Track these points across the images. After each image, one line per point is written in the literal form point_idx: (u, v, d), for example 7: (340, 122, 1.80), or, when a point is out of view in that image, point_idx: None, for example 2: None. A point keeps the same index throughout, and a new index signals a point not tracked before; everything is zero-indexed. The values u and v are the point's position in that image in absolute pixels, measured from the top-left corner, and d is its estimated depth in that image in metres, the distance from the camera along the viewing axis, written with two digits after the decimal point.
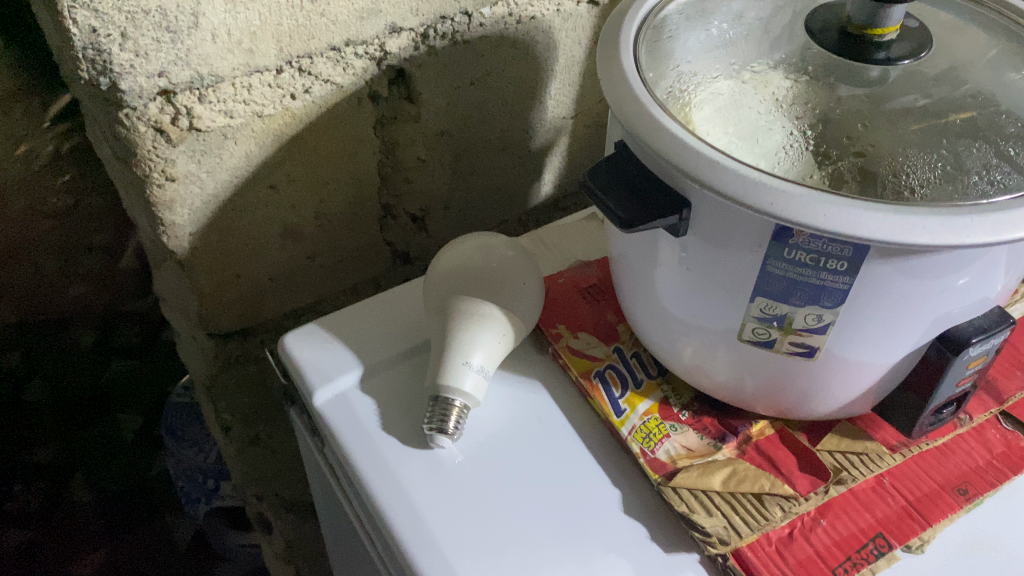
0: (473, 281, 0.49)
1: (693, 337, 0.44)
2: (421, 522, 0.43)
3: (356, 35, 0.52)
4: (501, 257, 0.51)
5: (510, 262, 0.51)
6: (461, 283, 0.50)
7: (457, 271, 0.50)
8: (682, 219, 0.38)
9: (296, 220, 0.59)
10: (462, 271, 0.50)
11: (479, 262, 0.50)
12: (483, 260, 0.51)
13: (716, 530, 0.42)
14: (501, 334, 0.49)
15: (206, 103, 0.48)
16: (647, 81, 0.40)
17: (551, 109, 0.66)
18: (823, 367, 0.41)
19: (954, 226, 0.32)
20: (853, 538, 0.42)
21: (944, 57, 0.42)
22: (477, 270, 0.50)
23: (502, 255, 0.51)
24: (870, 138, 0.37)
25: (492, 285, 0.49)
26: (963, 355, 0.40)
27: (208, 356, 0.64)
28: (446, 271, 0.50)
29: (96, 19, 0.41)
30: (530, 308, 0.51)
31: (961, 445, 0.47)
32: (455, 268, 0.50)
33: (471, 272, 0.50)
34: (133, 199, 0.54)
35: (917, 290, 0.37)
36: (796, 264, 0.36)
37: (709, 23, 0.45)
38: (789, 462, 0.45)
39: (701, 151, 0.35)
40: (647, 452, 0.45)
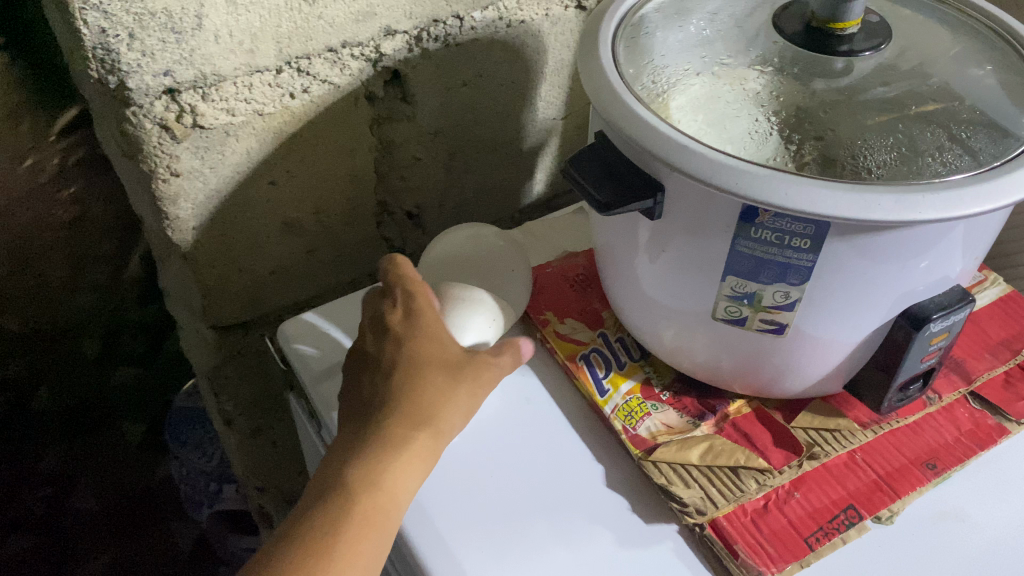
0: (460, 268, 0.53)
1: (672, 319, 0.47)
2: (413, 494, 0.45)
3: (352, 38, 0.54)
4: (487, 247, 0.54)
5: (496, 252, 0.54)
6: (449, 270, 0.53)
7: (446, 261, 0.53)
8: (658, 202, 0.40)
9: (296, 215, 0.61)
10: (449, 260, 0.53)
11: (467, 252, 0.53)
12: (471, 251, 0.54)
13: (693, 501, 0.44)
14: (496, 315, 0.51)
15: (209, 102, 0.51)
16: (625, 75, 0.43)
17: (541, 111, 0.69)
18: (794, 344, 0.44)
19: (908, 203, 0.35)
20: (825, 510, 0.44)
21: (907, 51, 0.45)
22: (464, 259, 0.53)
23: (489, 245, 0.54)
24: (831, 124, 0.40)
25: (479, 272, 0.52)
26: (925, 331, 0.42)
27: (211, 348, 0.67)
28: (436, 261, 0.54)
29: (106, 20, 0.44)
30: (518, 292, 0.54)
31: (931, 422, 0.49)
32: (444, 258, 0.53)
33: (459, 261, 0.53)
34: (139, 195, 0.56)
35: (878, 268, 0.39)
36: (763, 243, 0.39)
37: (686, 21, 0.47)
38: (765, 438, 0.48)
39: (672, 137, 0.38)
40: (629, 429, 0.48)
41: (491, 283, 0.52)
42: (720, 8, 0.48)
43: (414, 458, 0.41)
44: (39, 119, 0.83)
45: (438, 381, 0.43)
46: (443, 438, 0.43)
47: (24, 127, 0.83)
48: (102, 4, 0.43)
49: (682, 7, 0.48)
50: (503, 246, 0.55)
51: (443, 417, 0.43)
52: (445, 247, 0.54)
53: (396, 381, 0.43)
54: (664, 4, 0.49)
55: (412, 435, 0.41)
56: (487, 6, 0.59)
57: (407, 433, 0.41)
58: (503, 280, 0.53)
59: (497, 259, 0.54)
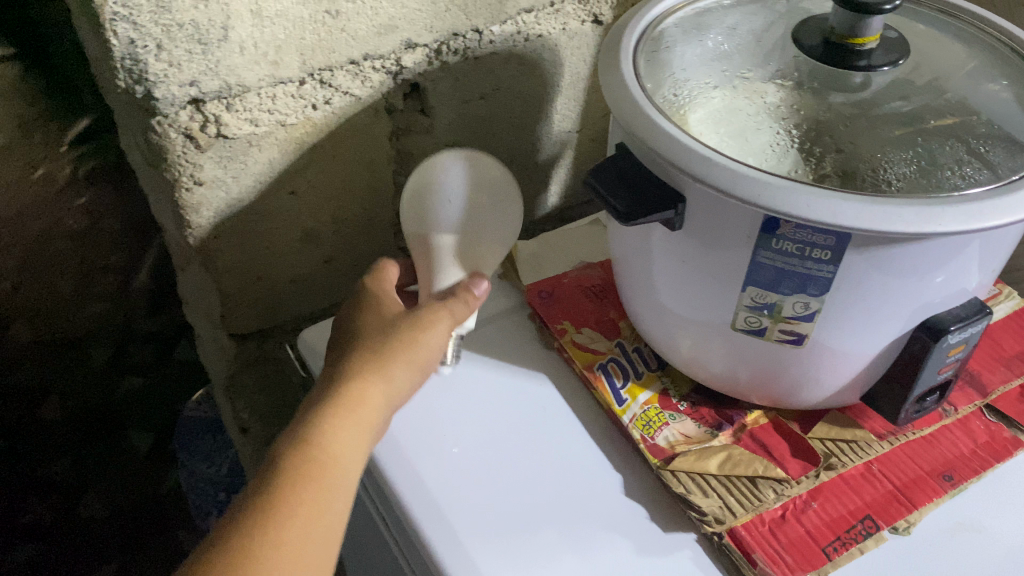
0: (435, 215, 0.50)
1: (689, 329, 0.47)
2: (433, 501, 0.45)
3: (373, 50, 0.55)
4: (459, 173, 0.50)
5: (470, 179, 0.50)
6: (420, 215, 0.50)
7: (417, 202, 0.51)
8: (678, 212, 0.41)
9: (315, 224, 0.62)
10: (421, 198, 0.50)
11: (435, 187, 0.50)
12: (442, 185, 0.50)
13: (712, 510, 0.44)
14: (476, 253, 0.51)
15: (233, 112, 0.51)
16: (646, 87, 0.43)
17: (557, 123, 0.70)
18: (812, 354, 0.44)
19: (928, 215, 0.35)
20: (843, 520, 0.44)
21: (924, 66, 0.45)
22: (435, 199, 0.50)
23: (460, 171, 0.50)
24: (850, 137, 0.40)
25: (451, 216, 0.50)
26: (943, 342, 0.42)
27: (229, 356, 0.67)
28: (408, 199, 0.51)
29: (135, 32, 0.44)
30: (496, 222, 0.52)
31: (947, 434, 0.49)
32: (417, 195, 0.51)
33: (429, 201, 0.50)
34: (162, 204, 0.57)
35: (897, 280, 0.39)
36: (784, 254, 0.39)
37: (704, 36, 0.48)
38: (782, 449, 0.48)
39: (693, 148, 0.38)
40: (647, 439, 0.48)
41: (466, 224, 0.51)
42: (738, 23, 0.49)
43: (353, 418, 0.41)
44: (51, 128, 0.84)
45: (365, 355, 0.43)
46: (370, 400, 0.42)
47: (36, 137, 0.85)
48: (132, 16, 0.43)
49: (699, 22, 0.49)
50: (474, 164, 0.51)
51: (369, 378, 0.42)
52: (418, 177, 0.51)
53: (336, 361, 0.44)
54: (683, 18, 0.50)
55: (346, 396, 0.41)
56: (506, 20, 0.60)
57: (341, 395, 0.42)
58: (480, 214, 0.51)
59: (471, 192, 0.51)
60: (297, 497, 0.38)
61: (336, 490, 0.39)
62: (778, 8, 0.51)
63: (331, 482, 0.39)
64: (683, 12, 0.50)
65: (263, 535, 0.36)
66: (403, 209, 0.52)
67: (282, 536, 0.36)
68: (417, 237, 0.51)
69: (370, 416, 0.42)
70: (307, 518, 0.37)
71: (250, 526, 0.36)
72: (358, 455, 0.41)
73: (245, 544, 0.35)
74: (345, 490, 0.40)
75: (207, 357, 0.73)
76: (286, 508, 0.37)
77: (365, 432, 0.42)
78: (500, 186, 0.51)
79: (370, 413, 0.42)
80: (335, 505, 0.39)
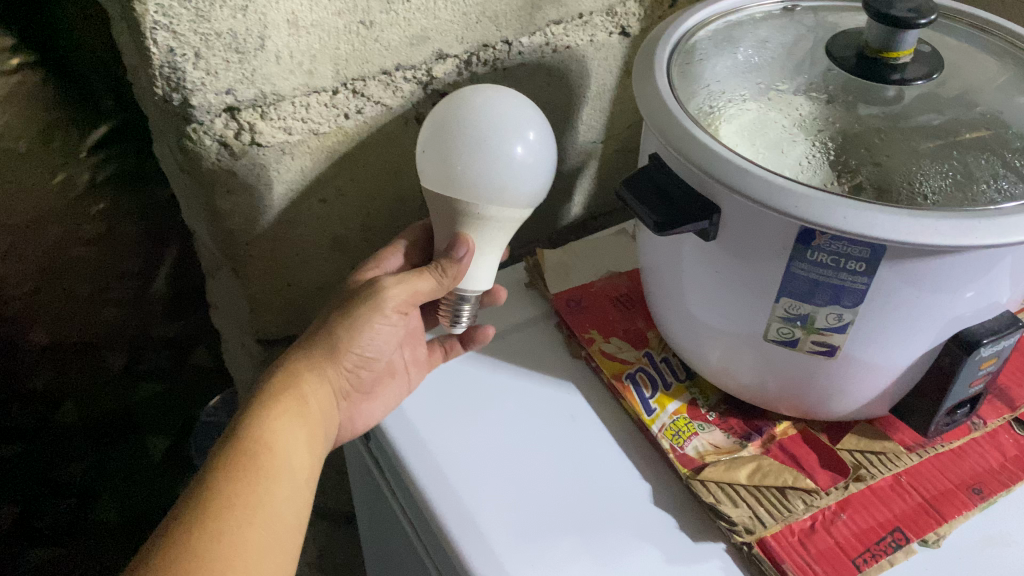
0: (456, 152, 0.46)
1: (720, 340, 0.47)
2: (463, 507, 0.46)
3: (405, 61, 0.55)
4: (477, 104, 0.47)
5: (489, 109, 0.47)
6: (441, 152, 0.47)
7: (435, 141, 0.47)
8: (713, 223, 0.41)
9: (344, 232, 0.62)
10: (438, 135, 0.47)
11: (454, 122, 0.46)
12: (459, 121, 0.46)
13: (741, 520, 0.44)
14: (516, 190, 0.48)
15: (267, 120, 0.52)
16: (680, 98, 0.44)
17: (582, 134, 0.70)
18: (844, 366, 0.44)
19: (964, 228, 0.35)
20: (872, 531, 0.44)
21: (955, 80, 0.46)
22: (453, 136, 0.46)
23: (480, 102, 0.47)
24: (885, 150, 0.41)
25: (474, 152, 0.46)
26: (975, 355, 0.43)
27: (257, 362, 0.68)
28: (426, 141, 0.48)
29: (174, 40, 0.45)
30: (528, 149, 0.47)
31: (976, 447, 0.49)
32: (433, 134, 0.47)
33: (447, 138, 0.46)
34: (195, 211, 0.58)
35: (931, 293, 0.39)
36: (818, 266, 0.39)
37: (736, 49, 0.49)
38: (811, 459, 0.48)
39: (730, 160, 0.39)
40: (677, 448, 0.49)
41: (495, 154, 0.46)
42: (769, 35, 0.50)
43: (283, 414, 0.45)
44: (70, 136, 0.85)
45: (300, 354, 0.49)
46: (314, 396, 0.48)
47: (56, 142, 0.85)
48: (172, 24, 0.44)
49: (730, 35, 0.50)
50: (495, 94, 0.48)
51: (313, 372, 0.48)
52: (433, 114, 0.48)
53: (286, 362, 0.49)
54: (714, 31, 0.50)
55: (282, 391, 0.46)
56: (535, 31, 0.60)
57: (270, 396, 0.46)
58: (508, 143, 0.46)
59: (490, 122, 0.46)
60: (232, 490, 0.41)
61: (274, 483, 0.43)
62: (808, 22, 0.51)
63: (267, 475, 0.43)
64: (714, 24, 0.51)
65: (203, 526, 0.39)
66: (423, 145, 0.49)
67: (220, 526, 0.39)
68: (440, 179, 0.47)
69: (316, 409, 0.48)
70: (244, 508, 0.41)
71: (189, 519, 0.39)
72: (292, 450, 0.45)
73: (184, 538, 0.38)
74: (283, 482, 0.43)
75: (235, 361, 0.74)
76: (224, 501, 0.41)
77: (297, 427, 0.46)
78: (527, 114, 0.48)
79: (306, 406, 0.47)
80: (273, 496, 0.42)
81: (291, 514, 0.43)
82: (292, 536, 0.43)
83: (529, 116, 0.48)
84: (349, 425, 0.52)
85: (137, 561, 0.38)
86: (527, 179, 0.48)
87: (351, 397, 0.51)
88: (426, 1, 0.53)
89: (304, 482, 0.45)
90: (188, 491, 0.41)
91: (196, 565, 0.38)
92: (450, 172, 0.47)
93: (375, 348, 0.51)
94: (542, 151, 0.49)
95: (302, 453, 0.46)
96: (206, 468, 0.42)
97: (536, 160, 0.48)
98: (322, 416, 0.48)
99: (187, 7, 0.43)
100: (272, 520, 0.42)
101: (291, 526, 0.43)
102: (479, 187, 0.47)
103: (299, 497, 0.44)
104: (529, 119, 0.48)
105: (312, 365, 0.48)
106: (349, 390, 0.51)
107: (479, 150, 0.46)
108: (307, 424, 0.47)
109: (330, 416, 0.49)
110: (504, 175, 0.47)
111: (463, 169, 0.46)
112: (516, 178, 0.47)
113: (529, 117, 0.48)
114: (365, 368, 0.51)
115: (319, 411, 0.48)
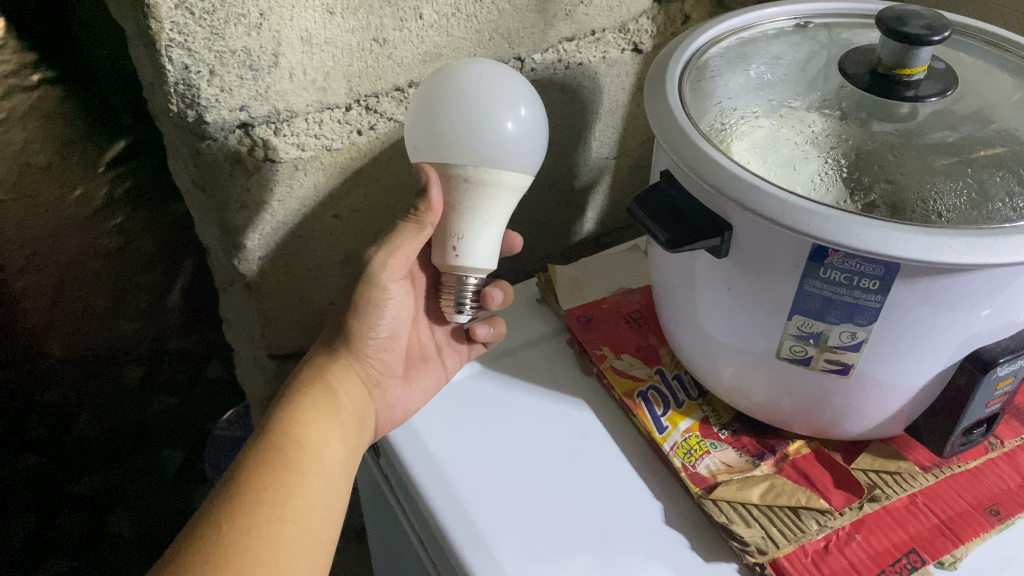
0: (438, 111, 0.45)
1: (732, 357, 0.47)
2: (473, 525, 0.45)
3: (418, 78, 0.55)
4: (467, 70, 0.46)
5: (480, 76, 0.45)
6: (426, 111, 0.45)
7: (422, 103, 0.46)
8: (724, 240, 0.41)
9: (356, 247, 0.62)
10: (425, 96, 0.46)
11: (444, 85, 0.45)
12: (444, 83, 0.45)
13: (754, 540, 0.44)
14: (502, 159, 0.45)
15: (281, 136, 0.52)
16: (692, 115, 0.44)
17: (595, 150, 0.70)
18: (858, 385, 0.44)
19: (979, 246, 0.35)
20: (887, 553, 0.44)
21: (970, 97, 0.45)
22: (439, 96, 0.45)
23: (470, 69, 0.46)
24: (899, 168, 0.40)
25: (458, 109, 0.44)
26: (992, 374, 0.42)
27: (269, 376, 0.68)
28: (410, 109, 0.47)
29: (189, 57, 0.44)
30: (518, 121, 0.45)
31: (993, 468, 0.49)
32: (420, 99, 0.46)
33: (433, 99, 0.45)
34: (209, 226, 0.58)
35: (947, 312, 0.39)
36: (831, 283, 0.39)
37: (748, 65, 0.49)
38: (825, 479, 0.48)
39: (743, 177, 0.39)
40: (688, 467, 0.48)
41: (481, 114, 0.44)
42: (783, 52, 0.50)
43: (313, 410, 0.47)
44: None
45: (325, 353, 0.51)
46: (343, 390, 0.50)
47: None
48: (187, 42, 0.44)
49: (743, 52, 0.50)
50: (489, 67, 0.47)
51: (339, 366, 0.50)
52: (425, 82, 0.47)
53: (318, 355, 0.51)
54: (727, 47, 0.50)
55: (311, 388, 0.48)
56: (548, 48, 0.61)
57: (299, 392, 0.48)
58: (499, 108, 0.45)
59: (481, 86, 0.45)
60: (262, 483, 0.42)
61: (304, 478, 0.44)
62: (822, 39, 0.51)
63: (297, 469, 0.44)
64: (727, 41, 0.51)
65: (234, 519, 0.40)
66: (418, 109, 0.46)
67: (251, 518, 0.40)
68: (425, 144, 0.46)
69: (345, 402, 0.49)
70: (274, 502, 0.42)
71: (219, 513, 0.40)
72: (323, 444, 0.46)
73: (217, 530, 0.39)
74: (314, 477, 0.45)
75: (248, 375, 0.75)
76: (254, 493, 0.42)
77: (327, 422, 0.47)
78: (523, 94, 0.47)
79: (336, 400, 0.49)
80: (303, 490, 0.44)
81: (323, 509, 0.44)
82: (325, 532, 0.44)
83: (523, 95, 0.47)
84: (389, 413, 0.53)
85: (166, 561, 0.39)
86: (515, 153, 0.46)
87: (384, 385, 0.53)
88: (438, 18, 0.53)
89: (336, 478, 0.46)
90: (219, 488, 0.42)
91: (227, 556, 0.39)
92: (441, 134, 0.45)
93: (392, 331, 0.52)
94: (534, 131, 0.47)
95: (333, 448, 0.47)
96: (238, 465, 0.43)
97: (527, 138, 0.46)
98: (355, 408, 0.50)
99: (203, 25, 0.44)
100: (303, 512, 0.43)
101: (323, 522, 0.44)
102: (464, 145, 0.44)
103: (331, 492, 0.45)
104: (522, 95, 0.46)
105: (337, 359, 0.50)
106: (379, 377, 0.53)
107: (467, 110, 0.44)
108: (338, 419, 0.48)
109: (364, 408, 0.51)
110: (489, 137, 0.44)
111: (444, 125, 0.44)
112: (503, 147, 0.45)
113: (523, 96, 0.47)
114: (387, 351, 0.53)
115: (349, 403, 0.50)
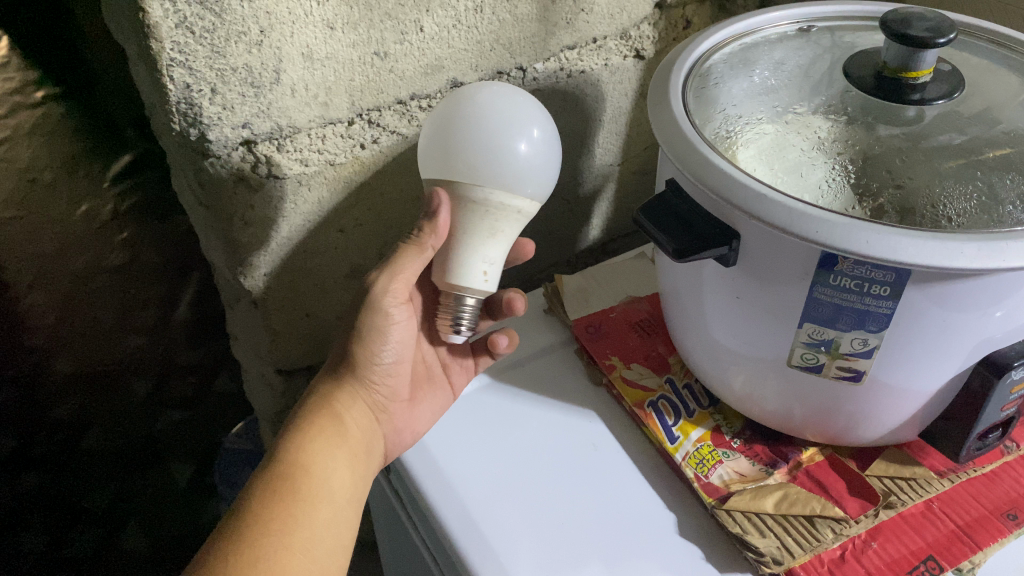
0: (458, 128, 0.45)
1: (743, 366, 0.47)
2: (485, 541, 0.45)
3: (420, 90, 0.55)
4: (507, 96, 0.47)
5: (514, 103, 0.46)
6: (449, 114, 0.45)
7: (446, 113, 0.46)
8: (732, 249, 0.40)
9: (362, 261, 0.62)
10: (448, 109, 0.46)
11: (473, 98, 0.46)
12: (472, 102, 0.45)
13: (770, 550, 0.43)
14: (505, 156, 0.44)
15: (284, 153, 0.52)
16: (696, 123, 0.44)
17: (599, 157, 0.70)
18: (870, 391, 0.43)
19: (990, 251, 0.34)
20: (904, 560, 0.43)
21: (976, 98, 0.45)
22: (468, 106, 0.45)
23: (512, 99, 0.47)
24: (908, 172, 0.40)
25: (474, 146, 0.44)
26: (1007, 378, 0.41)
27: (279, 390, 0.69)
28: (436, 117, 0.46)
29: (190, 76, 0.44)
30: (530, 149, 0.45)
31: (1009, 471, 0.48)
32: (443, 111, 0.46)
33: (449, 133, 0.45)
34: (215, 245, 0.58)
35: (959, 317, 0.39)
36: (842, 290, 0.39)
37: (752, 71, 0.48)
38: (839, 487, 0.47)
39: (748, 185, 0.38)
40: (701, 477, 0.48)
41: (500, 149, 0.44)
42: (786, 56, 0.49)
43: (318, 439, 0.47)
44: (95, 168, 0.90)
45: (331, 380, 0.51)
46: (350, 416, 0.50)
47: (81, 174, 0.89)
48: (188, 61, 0.43)
49: (746, 57, 0.50)
50: (506, 93, 0.47)
51: (345, 393, 0.50)
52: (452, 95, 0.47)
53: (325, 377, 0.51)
54: (730, 54, 0.50)
55: (316, 417, 0.48)
56: (550, 57, 0.60)
57: (307, 421, 0.48)
58: (515, 124, 0.45)
59: (507, 106, 0.46)
60: (268, 514, 0.43)
61: (311, 507, 0.44)
62: (825, 42, 0.51)
63: (304, 498, 0.44)
64: (730, 47, 0.51)
65: (240, 554, 0.40)
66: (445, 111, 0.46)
67: (258, 551, 0.41)
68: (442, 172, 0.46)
69: (352, 428, 0.49)
70: (282, 532, 0.42)
71: (226, 548, 0.41)
72: (331, 471, 0.46)
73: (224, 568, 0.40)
74: (322, 505, 0.45)
75: (256, 391, 0.75)
76: (260, 525, 0.42)
77: (333, 450, 0.47)
78: (541, 132, 0.47)
79: (342, 426, 0.49)
80: (312, 519, 0.44)
81: (331, 539, 0.44)
82: (336, 557, 0.44)
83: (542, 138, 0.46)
84: (396, 436, 0.52)
85: None
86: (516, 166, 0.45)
87: (391, 408, 0.52)
88: (439, 30, 0.53)
89: (345, 505, 0.46)
90: (230, 516, 0.43)
91: None
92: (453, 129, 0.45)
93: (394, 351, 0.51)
94: (541, 170, 0.46)
95: (341, 476, 0.47)
96: (246, 497, 0.44)
97: (532, 161, 0.45)
98: (360, 434, 0.50)
99: (203, 44, 0.43)
100: (312, 542, 0.43)
101: (333, 548, 0.44)
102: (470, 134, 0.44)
103: (340, 519, 0.46)
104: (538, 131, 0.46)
105: (341, 385, 0.50)
106: (385, 402, 0.52)
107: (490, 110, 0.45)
108: (345, 446, 0.48)
109: (372, 433, 0.51)
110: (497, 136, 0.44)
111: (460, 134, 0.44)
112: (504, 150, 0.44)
113: (540, 140, 0.46)
114: (391, 376, 0.52)
115: (356, 429, 0.50)
